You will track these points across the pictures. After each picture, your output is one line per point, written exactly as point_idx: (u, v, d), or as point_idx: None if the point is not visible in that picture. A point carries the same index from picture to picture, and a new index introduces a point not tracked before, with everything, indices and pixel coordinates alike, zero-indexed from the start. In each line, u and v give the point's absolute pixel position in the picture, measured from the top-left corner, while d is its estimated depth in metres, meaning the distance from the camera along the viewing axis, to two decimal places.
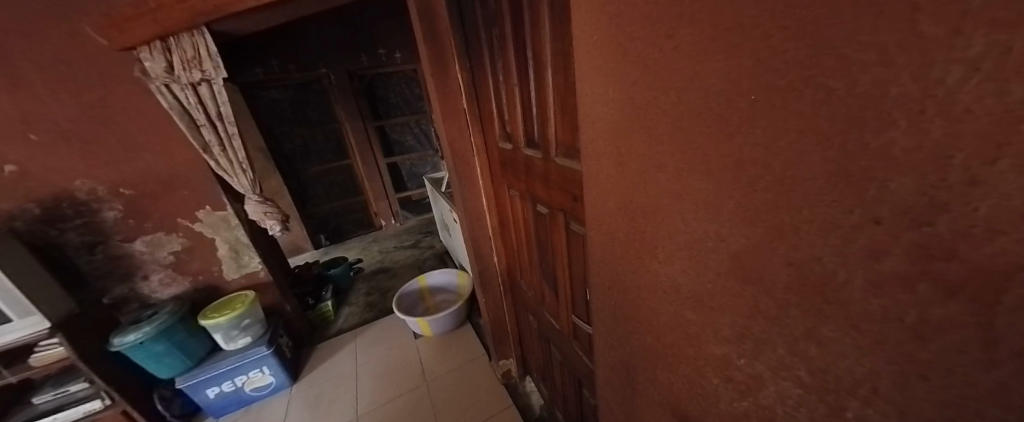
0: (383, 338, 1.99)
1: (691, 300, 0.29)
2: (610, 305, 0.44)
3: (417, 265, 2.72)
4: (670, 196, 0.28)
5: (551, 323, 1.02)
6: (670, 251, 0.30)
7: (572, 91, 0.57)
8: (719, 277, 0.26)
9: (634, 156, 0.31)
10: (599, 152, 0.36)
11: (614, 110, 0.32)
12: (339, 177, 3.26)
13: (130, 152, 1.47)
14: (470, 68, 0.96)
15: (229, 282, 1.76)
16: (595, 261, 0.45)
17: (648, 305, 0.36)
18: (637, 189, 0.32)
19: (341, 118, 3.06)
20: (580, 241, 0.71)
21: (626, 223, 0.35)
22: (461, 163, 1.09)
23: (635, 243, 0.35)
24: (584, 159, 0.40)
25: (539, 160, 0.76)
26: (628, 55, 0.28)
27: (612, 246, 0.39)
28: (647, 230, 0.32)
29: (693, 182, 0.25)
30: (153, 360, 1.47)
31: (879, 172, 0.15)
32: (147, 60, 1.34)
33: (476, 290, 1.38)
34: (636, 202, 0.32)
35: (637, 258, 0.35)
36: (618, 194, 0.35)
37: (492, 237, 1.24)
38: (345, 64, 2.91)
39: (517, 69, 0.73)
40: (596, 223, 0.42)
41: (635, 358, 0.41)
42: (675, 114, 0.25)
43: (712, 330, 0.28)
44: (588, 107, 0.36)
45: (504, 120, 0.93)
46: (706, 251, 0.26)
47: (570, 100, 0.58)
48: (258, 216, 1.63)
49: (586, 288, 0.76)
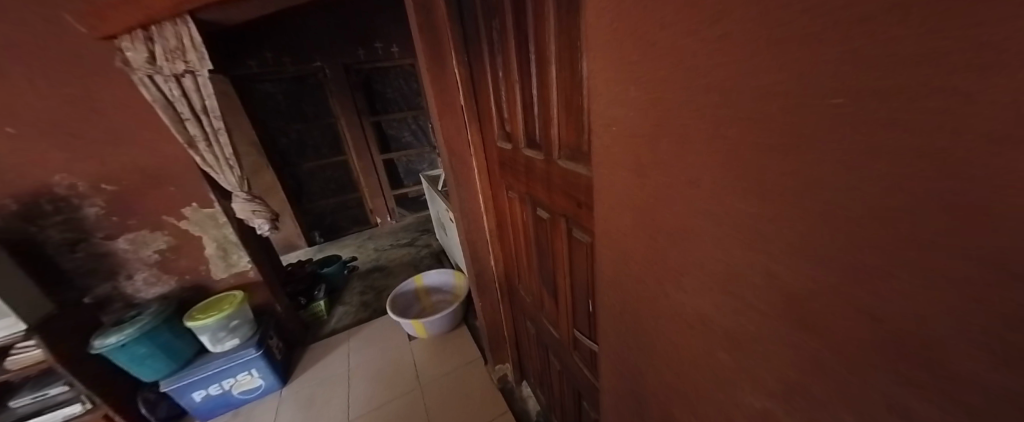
0: (377, 339, 1.94)
1: (722, 337, 0.25)
2: (620, 328, 0.40)
3: (413, 264, 2.67)
4: (706, 216, 0.23)
5: (549, 329, 0.98)
6: (699, 280, 0.26)
7: (579, 90, 0.52)
8: (765, 320, 0.21)
9: (655, 164, 0.26)
10: (613, 159, 0.32)
11: (634, 112, 0.27)
12: (335, 173, 3.20)
13: (113, 146, 1.41)
14: (469, 63, 0.91)
15: (217, 282, 1.70)
16: (606, 281, 0.40)
17: (666, 335, 0.31)
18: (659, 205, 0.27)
19: (337, 113, 3.00)
20: (582, 248, 0.66)
21: (642, 241, 0.31)
22: (458, 163, 1.05)
23: (653, 266, 0.30)
24: (596, 165, 0.35)
25: (540, 160, 0.72)
26: (652, 49, 0.24)
27: (626, 265, 0.35)
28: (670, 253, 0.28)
29: (738, 204, 0.21)
30: (137, 363, 1.42)
31: (1017, 219, 0.11)
32: (128, 50, 1.29)
33: (473, 293, 1.34)
34: (657, 220, 0.28)
35: (655, 281, 0.31)
36: (634, 209, 0.31)
37: (489, 239, 1.20)
38: (342, 57, 2.85)
39: (517, 65, 0.69)
40: (609, 237, 0.37)
41: (648, 389, 0.37)
42: (719, 120, 0.20)
43: (749, 380, 0.24)
44: (603, 105, 0.31)
45: (502, 118, 0.87)
46: (750, 286, 0.22)
47: (577, 99, 0.54)
48: (246, 214, 1.57)
49: (586, 299, 0.72)
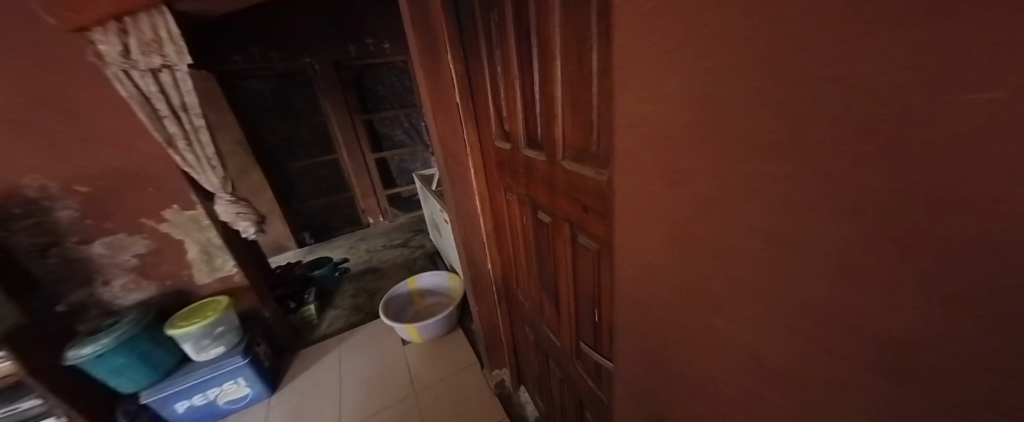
0: (370, 343, 1.89)
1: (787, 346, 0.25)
2: (652, 329, 0.40)
3: (407, 266, 2.62)
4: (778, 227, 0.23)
5: (549, 336, 0.94)
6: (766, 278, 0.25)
7: (586, 87, 0.48)
8: (851, 320, 0.21)
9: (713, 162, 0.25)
10: (653, 158, 0.30)
11: (690, 119, 0.26)
12: (325, 173, 3.11)
13: (89, 145, 1.34)
14: (465, 58, 0.86)
15: (202, 287, 1.63)
16: (639, 284, 0.39)
17: (720, 335, 0.31)
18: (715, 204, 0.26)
19: (327, 111, 2.92)
20: (587, 254, 0.62)
21: (691, 246, 0.30)
22: (454, 163, 1.01)
23: (706, 265, 0.29)
24: (632, 167, 0.34)
25: (541, 161, 0.67)
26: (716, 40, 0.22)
27: (667, 267, 0.34)
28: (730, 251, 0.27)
29: (823, 202, 0.20)
30: (114, 374, 1.35)
31: None
32: (101, 43, 1.22)
33: (469, 298, 1.29)
34: (715, 219, 0.27)
35: (708, 282, 0.30)
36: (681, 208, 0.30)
37: (486, 242, 1.16)
38: (331, 53, 2.77)
39: (516, 59, 0.65)
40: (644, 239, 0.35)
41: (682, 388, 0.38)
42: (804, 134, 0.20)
43: (828, 379, 0.24)
44: (645, 102, 0.30)
45: (501, 117, 0.82)
46: (833, 287, 0.21)
47: (584, 97, 0.49)
48: (230, 217, 1.51)
49: (591, 308, 0.68)
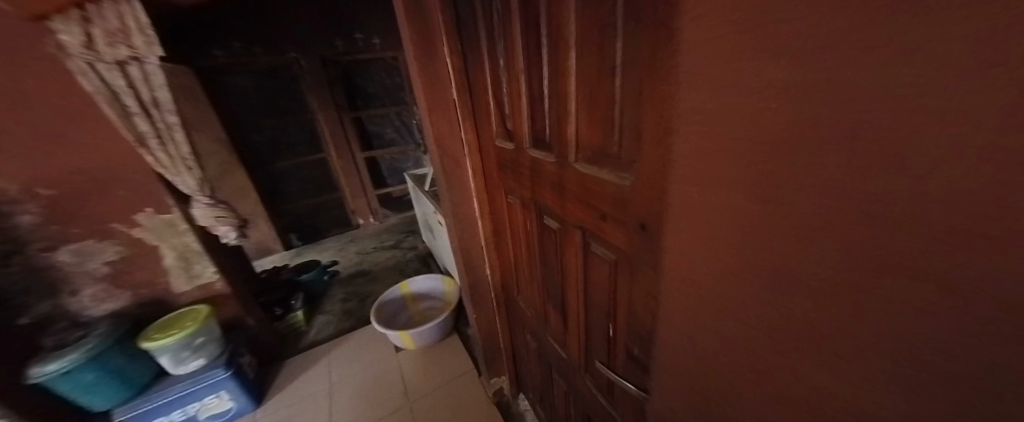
0: (361, 350, 1.81)
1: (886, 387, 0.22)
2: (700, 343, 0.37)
3: (399, 268, 2.54)
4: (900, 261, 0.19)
5: (554, 346, 0.89)
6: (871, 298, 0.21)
7: (607, 82, 0.43)
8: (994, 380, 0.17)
9: (813, 161, 0.22)
10: (727, 154, 0.27)
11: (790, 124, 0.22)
12: (312, 173, 3.01)
13: (52, 145, 1.23)
14: (463, 52, 0.80)
15: (180, 295, 1.54)
16: (693, 292, 0.35)
17: (796, 356, 0.27)
18: (808, 210, 0.23)
19: (314, 108, 2.81)
20: (602, 264, 0.57)
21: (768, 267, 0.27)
22: (450, 164, 0.95)
23: (783, 276, 0.26)
24: (696, 169, 0.30)
25: (549, 163, 0.62)
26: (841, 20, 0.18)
27: (732, 275, 0.30)
28: (824, 267, 0.23)
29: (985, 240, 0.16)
30: (84, 391, 1.25)
31: None
32: (62, 32, 1.13)
33: (467, 305, 1.23)
34: (808, 230, 0.23)
35: (786, 294, 0.27)
36: (759, 211, 0.26)
37: (485, 247, 1.10)
38: (318, 48, 2.67)
39: (522, 51, 0.59)
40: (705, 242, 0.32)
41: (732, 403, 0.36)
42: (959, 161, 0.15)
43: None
44: (718, 95, 0.26)
45: (503, 114, 0.76)
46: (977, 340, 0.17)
47: (605, 91, 0.44)
48: (209, 221, 1.42)
49: (604, 322, 0.63)
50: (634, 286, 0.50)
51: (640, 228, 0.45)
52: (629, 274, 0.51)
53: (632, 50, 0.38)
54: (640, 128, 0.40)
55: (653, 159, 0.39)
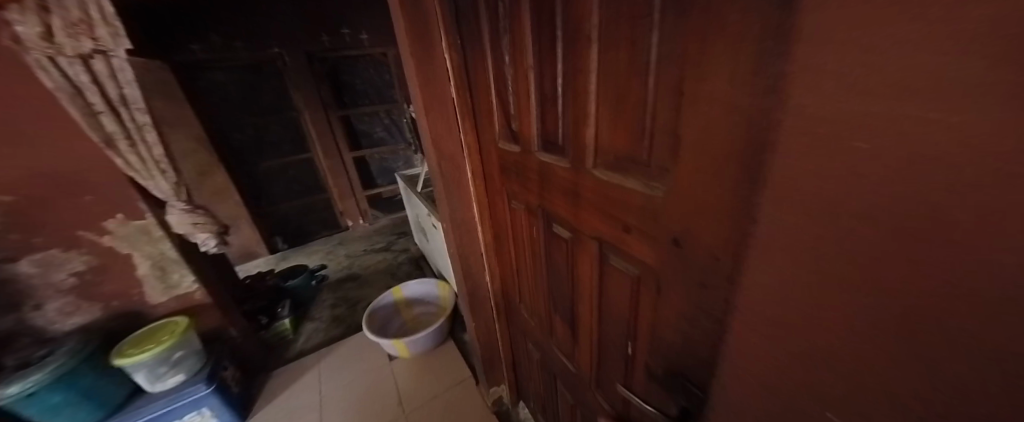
0: (352, 359, 1.74)
1: None
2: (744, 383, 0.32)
3: (390, 272, 2.46)
4: None
5: (560, 359, 0.84)
6: (989, 366, 0.17)
7: (639, 81, 0.38)
8: None
9: (903, 191, 0.17)
10: (790, 174, 0.22)
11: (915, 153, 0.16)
12: (298, 173, 2.89)
13: (9, 147, 1.12)
14: (462, 47, 0.74)
15: (157, 307, 1.44)
16: (736, 326, 0.31)
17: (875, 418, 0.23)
18: (898, 249, 0.18)
19: (299, 106, 2.70)
20: (622, 279, 0.53)
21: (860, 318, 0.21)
22: (449, 167, 0.89)
23: (857, 323, 0.22)
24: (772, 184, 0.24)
25: (563, 168, 0.57)
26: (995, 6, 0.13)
27: (785, 314, 0.26)
28: (926, 318, 0.18)
29: None
30: (51, 414, 1.15)
31: None
32: (17, 22, 1.02)
33: (465, 313, 1.18)
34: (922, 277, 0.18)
35: (860, 345, 0.22)
36: (827, 244, 0.22)
37: (485, 253, 1.04)
38: (303, 43, 2.56)
39: (531, 46, 0.54)
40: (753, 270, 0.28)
41: None
42: None
43: None
44: (791, 101, 0.21)
45: (508, 114, 0.71)
46: None
47: (636, 90, 0.39)
48: (186, 228, 1.33)
49: (621, 340, 0.58)
50: (663, 305, 0.46)
51: (674, 242, 0.41)
52: (656, 291, 0.47)
53: (670, 46, 0.33)
54: (679, 134, 0.36)
55: (695, 168, 0.35)
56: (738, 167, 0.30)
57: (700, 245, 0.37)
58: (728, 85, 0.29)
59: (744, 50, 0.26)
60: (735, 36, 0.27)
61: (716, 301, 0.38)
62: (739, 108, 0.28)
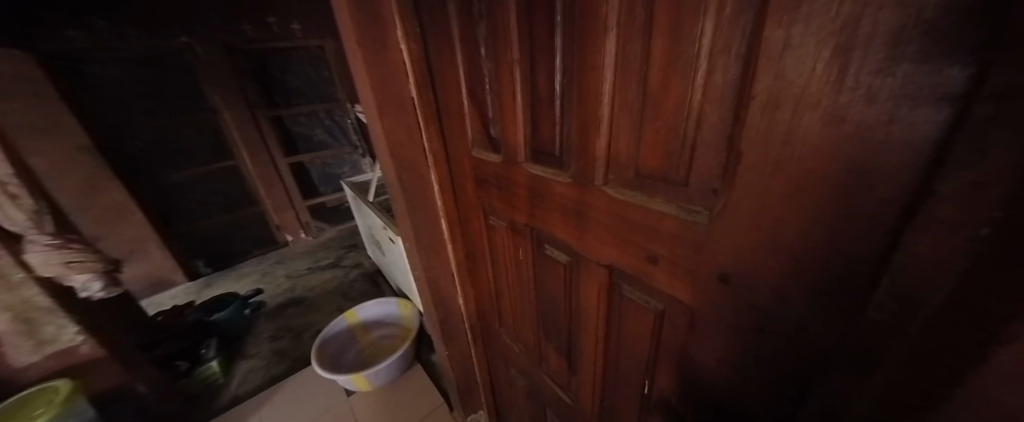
0: (301, 400, 1.50)
1: None
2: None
3: (342, 291, 2.21)
4: None
5: (553, 388, 0.76)
6: None
7: (684, 77, 0.30)
8: None
9: None
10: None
11: None
12: (221, 184, 2.49)
13: None
14: (424, 37, 0.61)
15: (23, 372, 1.10)
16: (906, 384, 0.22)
17: None
18: None
19: (217, 106, 2.30)
20: (642, 313, 0.44)
21: None
22: (411, 179, 0.76)
23: None
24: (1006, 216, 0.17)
25: (563, 183, 0.47)
26: None
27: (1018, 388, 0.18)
28: None
29: None
30: None
31: None
32: None
33: (436, 340, 1.06)
34: None
35: None
36: None
37: (456, 275, 0.92)
38: (219, 33, 2.18)
39: (518, 36, 0.44)
40: (887, 328, 0.23)
41: None
42: None
43: None
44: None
45: (485, 118, 0.60)
46: None
47: (679, 88, 0.30)
48: (57, 270, 1.06)
49: (640, 380, 0.50)
50: (696, 346, 0.39)
51: (723, 279, 0.33)
52: (688, 331, 0.39)
53: (737, 34, 0.25)
54: (738, 149, 0.28)
55: (769, 191, 0.27)
56: (847, 188, 0.23)
57: (761, 281, 0.30)
58: (837, 86, 0.22)
59: (880, 39, 0.20)
60: (856, 21, 0.20)
61: (779, 347, 0.31)
62: (856, 118, 0.22)
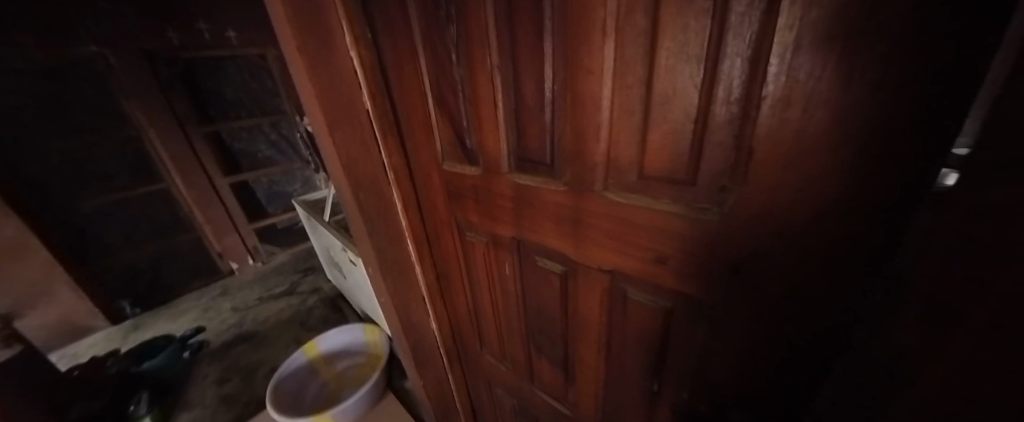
0: None
1: None
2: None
3: (299, 320, 2.02)
4: None
5: (545, 405, 0.72)
6: None
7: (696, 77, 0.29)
8: None
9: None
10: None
11: None
12: (151, 211, 2.20)
13: None
14: (377, 43, 0.56)
15: None
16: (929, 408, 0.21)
17: None
18: None
19: (140, 122, 2.02)
20: (650, 314, 0.44)
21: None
22: (373, 197, 0.69)
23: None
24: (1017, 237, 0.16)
25: (555, 191, 0.45)
26: None
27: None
28: None
29: None
30: None
31: None
32: None
33: (408, 368, 0.97)
34: None
35: None
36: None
37: (427, 297, 0.85)
38: (138, 40, 1.92)
39: (496, 39, 0.41)
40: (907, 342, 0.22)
41: None
42: None
43: None
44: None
45: (458, 127, 0.55)
46: None
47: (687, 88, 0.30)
48: None
49: (651, 384, 0.49)
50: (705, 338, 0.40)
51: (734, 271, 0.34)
52: (698, 324, 0.40)
53: (745, 35, 0.25)
54: (750, 146, 0.29)
55: (785, 187, 0.28)
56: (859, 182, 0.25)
57: (775, 271, 0.31)
58: (849, 86, 0.23)
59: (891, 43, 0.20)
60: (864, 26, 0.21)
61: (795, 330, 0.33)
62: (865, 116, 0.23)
